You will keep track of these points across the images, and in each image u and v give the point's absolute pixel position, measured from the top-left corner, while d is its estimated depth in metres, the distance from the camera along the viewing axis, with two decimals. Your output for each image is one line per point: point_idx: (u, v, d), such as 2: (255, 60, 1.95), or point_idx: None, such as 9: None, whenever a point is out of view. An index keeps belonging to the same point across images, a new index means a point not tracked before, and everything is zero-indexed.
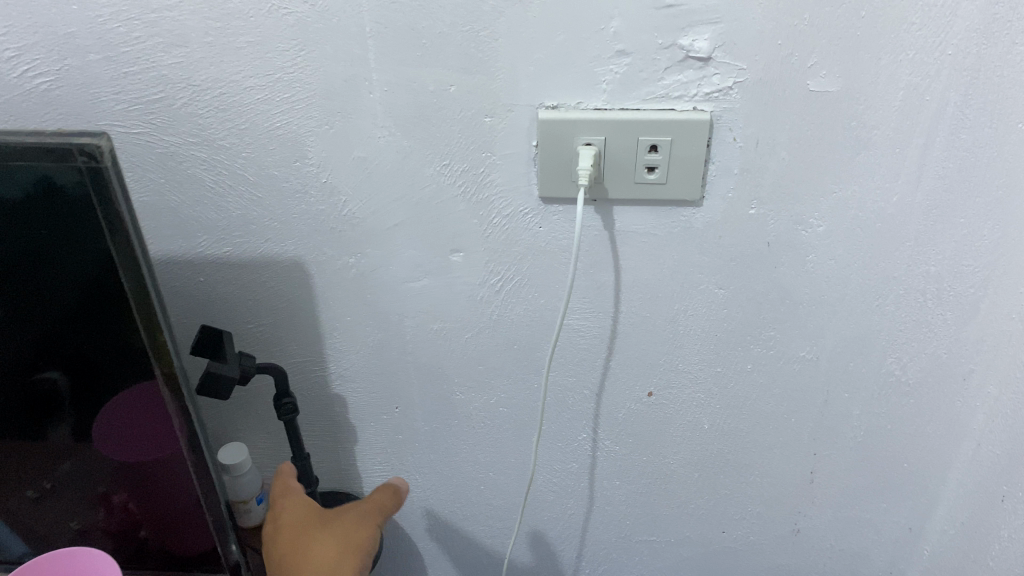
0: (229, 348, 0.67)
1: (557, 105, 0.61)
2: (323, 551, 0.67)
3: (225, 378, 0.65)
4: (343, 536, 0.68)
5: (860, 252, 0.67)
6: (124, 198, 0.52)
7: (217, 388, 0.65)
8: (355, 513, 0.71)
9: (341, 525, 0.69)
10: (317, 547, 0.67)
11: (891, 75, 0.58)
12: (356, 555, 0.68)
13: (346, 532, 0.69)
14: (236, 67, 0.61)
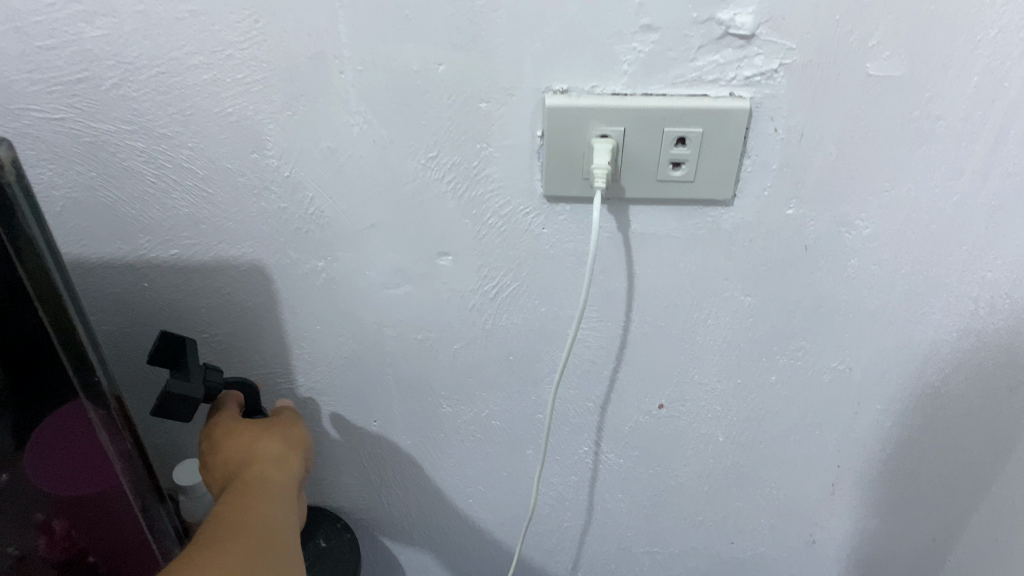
0: (191, 360, 0.55)
1: (567, 89, 0.51)
2: (271, 448, 0.56)
3: (186, 401, 0.54)
4: (287, 439, 0.58)
5: (909, 257, 0.58)
6: (38, 223, 0.44)
7: (177, 410, 0.54)
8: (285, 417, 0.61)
9: (278, 424, 0.59)
10: (266, 449, 0.56)
11: (966, 56, 0.49)
12: (301, 453, 0.58)
13: (289, 432, 0.59)
14: (176, 42, 0.50)
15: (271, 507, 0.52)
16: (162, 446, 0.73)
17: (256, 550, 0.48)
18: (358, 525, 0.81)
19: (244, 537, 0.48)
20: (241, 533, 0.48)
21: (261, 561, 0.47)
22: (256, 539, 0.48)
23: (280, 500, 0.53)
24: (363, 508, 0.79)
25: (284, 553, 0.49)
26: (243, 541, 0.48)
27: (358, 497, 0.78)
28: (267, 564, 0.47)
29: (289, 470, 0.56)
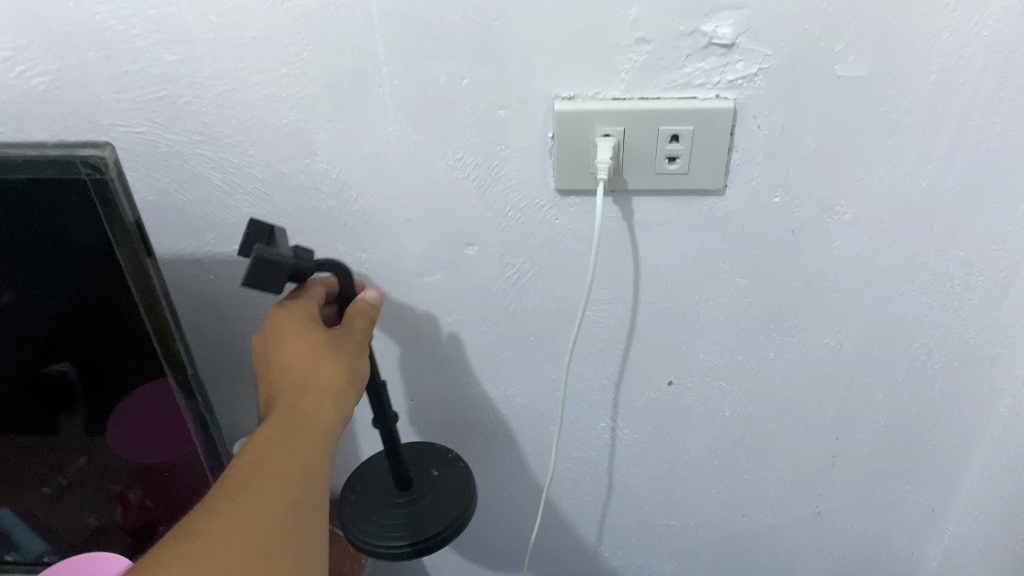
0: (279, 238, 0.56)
1: (573, 96, 0.59)
2: (325, 380, 0.54)
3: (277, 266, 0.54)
4: (345, 366, 0.55)
5: (887, 238, 0.65)
6: (133, 210, 0.53)
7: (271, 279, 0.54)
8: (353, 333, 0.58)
9: (336, 343, 0.56)
10: (320, 379, 0.54)
11: (923, 58, 0.56)
12: (355, 389, 0.56)
13: (350, 362, 0.56)
14: (240, 63, 0.59)
15: (311, 457, 0.50)
16: (224, 425, 0.82)
17: (290, 507, 0.47)
18: None
19: (284, 488, 0.47)
20: (283, 483, 0.47)
21: (291, 518, 0.46)
22: (294, 496, 0.48)
23: (319, 450, 0.51)
24: None
25: (313, 513, 0.49)
26: (278, 493, 0.47)
27: None
28: (296, 526, 0.47)
29: (335, 409, 0.54)
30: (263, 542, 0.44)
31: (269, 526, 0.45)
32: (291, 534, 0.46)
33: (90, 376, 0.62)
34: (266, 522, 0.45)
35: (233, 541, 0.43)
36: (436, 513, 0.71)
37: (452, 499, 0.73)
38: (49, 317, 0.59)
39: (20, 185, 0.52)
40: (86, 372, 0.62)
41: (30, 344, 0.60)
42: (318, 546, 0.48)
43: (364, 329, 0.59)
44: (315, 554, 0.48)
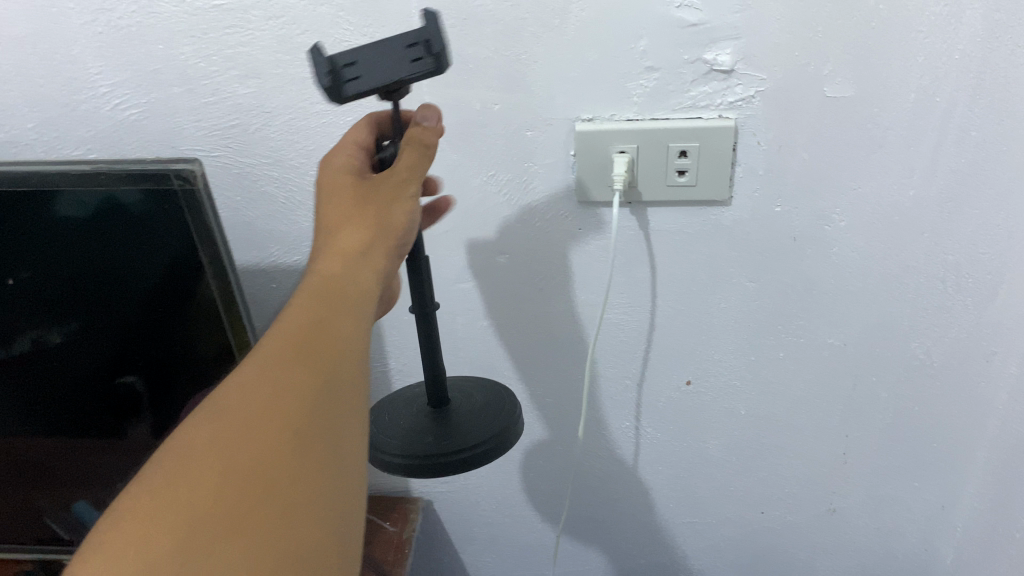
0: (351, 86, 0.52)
1: (592, 118, 0.67)
2: (354, 239, 0.52)
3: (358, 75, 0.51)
4: (380, 218, 0.52)
5: (880, 243, 0.71)
6: (214, 217, 0.67)
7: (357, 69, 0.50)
8: (395, 173, 0.53)
9: (377, 197, 0.53)
10: (350, 237, 0.52)
11: (902, 79, 0.63)
12: (389, 239, 0.53)
13: (386, 203, 0.53)
14: (304, 95, 0.68)
15: (340, 318, 0.48)
16: None
17: (314, 369, 0.44)
18: (439, 496, 0.97)
19: (304, 355, 0.45)
20: (302, 350, 0.45)
21: (316, 380, 0.44)
22: (317, 357, 0.45)
23: (353, 309, 0.49)
24: (443, 480, 0.95)
25: (348, 370, 0.46)
26: (297, 361, 0.45)
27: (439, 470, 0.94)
28: (323, 386, 0.44)
29: (373, 262, 0.52)
30: (281, 408, 0.42)
31: (289, 391, 0.43)
32: (316, 396, 0.43)
33: (154, 383, 0.76)
34: (283, 389, 0.43)
35: (260, 406, 0.42)
36: (468, 432, 0.66)
37: (488, 423, 0.67)
38: (131, 321, 0.73)
39: (108, 207, 0.67)
40: (150, 382, 0.76)
41: (109, 357, 0.75)
42: (357, 399, 0.46)
43: (414, 166, 0.53)
44: (357, 410, 0.46)
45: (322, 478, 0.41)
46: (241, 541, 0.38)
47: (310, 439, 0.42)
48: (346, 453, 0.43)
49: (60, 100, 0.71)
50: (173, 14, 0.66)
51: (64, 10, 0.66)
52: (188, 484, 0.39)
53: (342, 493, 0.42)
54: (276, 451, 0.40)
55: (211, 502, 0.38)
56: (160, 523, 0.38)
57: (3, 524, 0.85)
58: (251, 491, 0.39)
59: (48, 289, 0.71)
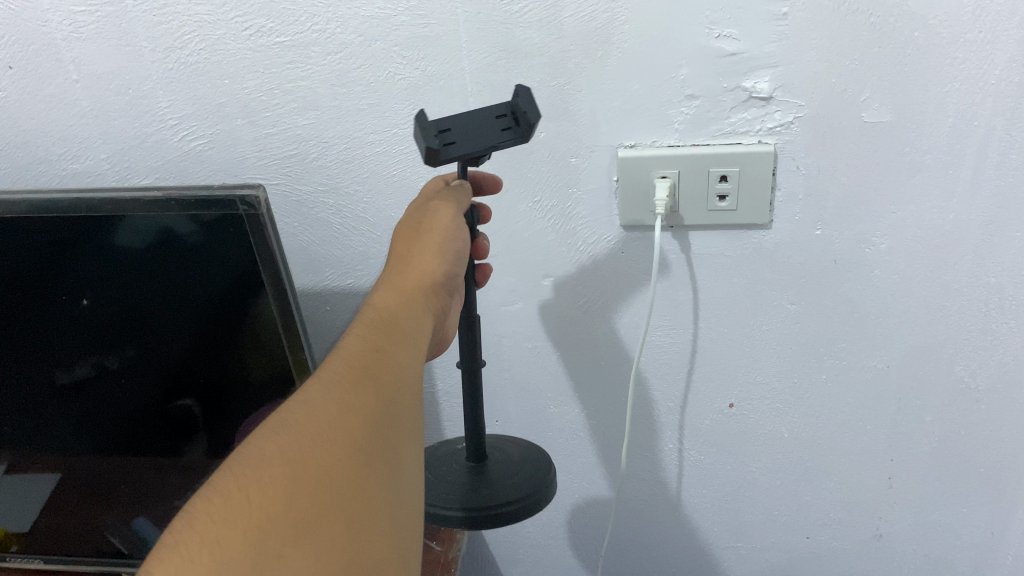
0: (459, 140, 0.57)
1: (634, 144, 0.69)
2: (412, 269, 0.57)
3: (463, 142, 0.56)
4: (433, 248, 0.58)
5: (922, 266, 0.72)
6: (277, 242, 0.70)
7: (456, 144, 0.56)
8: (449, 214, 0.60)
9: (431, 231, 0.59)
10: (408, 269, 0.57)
11: (939, 104, 0.64)
12: (441, 265, 0.58)
13: (439, 235, 0.59)
14: (359, 126, 0.72)
15: (398, 342, 0.52)
16: None
17: (377, 391, 0.48)
18: None
19: (368, 376, 0.48)
20: (365, 371, 0.49)
21: (380, 403, 0.47)
22: (379, 379, 0.49)
23: (410, 335, 0.53)
24: None
25: (407, 396, 0.50)
26: (362, 381, 0.48)
27: None
28: (386, 409, 0.48)
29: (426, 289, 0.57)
30: (349, 424, 0.45)
31: (356, 409, 0.46)
32: (380, 417, 0.47)
33: (210, 407, 0.80)
34: (349, 406, 0.46)
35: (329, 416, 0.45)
36: (501, 489, 0.67)
37: (524, 482, 0.68)
38: (193, 344, 0.77)
39: (174, 235, 0.71)
40: (206, 406, 0.80)
41: (169, 380, 0.79)
42: (416, 424, 0.49)
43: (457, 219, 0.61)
44: (415, 434, 0.49)
45: (385, 495, 0.44)
46: (315, 544, 0.41)
47: (375, 457, 0.45)
48: (405, 472, 0.47)
49: (131, 132, 0.75)
50: (238, 50, 0.70)
51: (138, 48, 0.71)
52: (263, 487, 0.42)
53: (403, 509, 0.45)
54: (345, 466, 0.44)
55: (284, 507, 0.41)
56: (235, 522, 0.40)
57: (60, 542, 0.87)
58: (323, 500, 0.42)
59: (117, 313, 0.76)
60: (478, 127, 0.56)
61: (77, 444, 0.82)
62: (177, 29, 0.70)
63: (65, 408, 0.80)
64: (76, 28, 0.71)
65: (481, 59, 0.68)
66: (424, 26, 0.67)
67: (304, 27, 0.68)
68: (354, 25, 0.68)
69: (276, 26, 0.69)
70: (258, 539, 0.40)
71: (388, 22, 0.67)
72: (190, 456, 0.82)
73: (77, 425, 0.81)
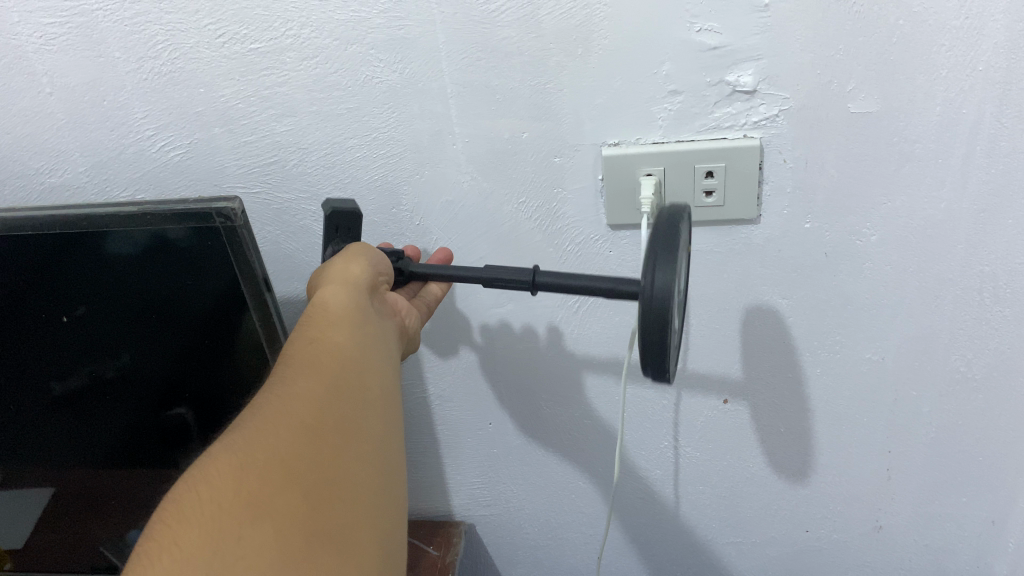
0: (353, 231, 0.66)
1: (618, 142, 0.68)
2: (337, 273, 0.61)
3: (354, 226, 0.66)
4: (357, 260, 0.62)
5: (914, 257, 0.71)
6: (255, 251, 0.69)
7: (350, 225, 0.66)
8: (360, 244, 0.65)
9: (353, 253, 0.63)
10: (337, 269, 0.61)
11: (927, 92, 0.63)
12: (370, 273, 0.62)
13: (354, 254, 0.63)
14: (339, 131, 0.71)
15: (335, 332, 0.56)
16: None
17: (318, 379, 0.52)
18: (482, 519, 0.99)
19: (309, 370, 0.52)
20: (306, 367, 0.53)
21: (321, 390, 0.51)
22: (321, 369, 0.53)
23: (350, 323, 0.57)
24: (485, 503, 0.97)
25: (355, 379, 0.54)
26: (303, 376, 0.52)
27: (481, 494, 0.96)
28: (332, 393, 0.52)
29: (361, 278, 0.60)
30: (295, 413, 0.49)
31: (299, 399, 0.50)
32: (321, 402, 0.51)
33: (203, 415, 0.80)
34: (291, 399, 0.50)
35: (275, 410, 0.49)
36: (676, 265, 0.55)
37: None
38: (179, 354, 0.77)
39: (151, 248, 0.70)
40: (199, 414, 0.80)
41: (157, 393, 0.78)
42: (366, 403, 0.53)
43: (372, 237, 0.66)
44: (367, 412, 0.53)
45: (340, 467, 0.48)
46: (272, 519, 0.44)
47: (323, 437, 0.49)
48: (361, 448, 0.50)
49: (109, 144, 0.74)
50: (212, 58, 0.69)
51: (110, 59, 0.70)
52: (214, 482, 0.45)
53: (361, 478, 0.49)
54: (294, 447, 0.47)
55: (236, 494, 0.44)
56: (190, 518, 0.43)
57: (56, 557, 0.88)
58: (275, 481, 0.45)
59: (99, 326, 0.75)
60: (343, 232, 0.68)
61: (67, 460, 0.80)
62: (149, 39, 0.68)
63: (50, 425, 0.78)
64: (46, 40, 0.69)
65: (459, 60, 0.66)
66: (401, 28, 0.65)
67: (278, 32, 0.67)
68: (329, 29, 0.66)
69: (250, 32, 0.67)
70: (214, 528, 0.43)
71: (363, 25, 0.66)
72: (183, 468, 0.82)
73: (64, 442, 0.79)
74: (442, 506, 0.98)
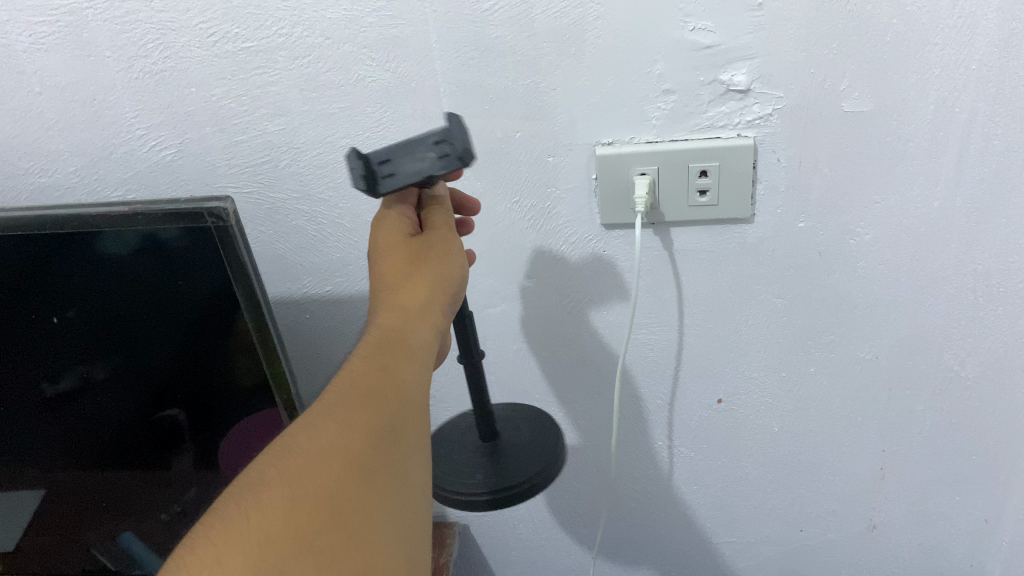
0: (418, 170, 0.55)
1: (612, 142, 0.68)
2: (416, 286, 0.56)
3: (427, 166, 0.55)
4: (438, 278, 0.57)
5: (906, 256, 0.71)
6: (247, 251, 0.69)
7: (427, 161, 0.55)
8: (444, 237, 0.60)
9: (434, 267, 0.57)
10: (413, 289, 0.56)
11: (921, 90, 0.63)
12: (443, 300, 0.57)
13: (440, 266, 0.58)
14: (331, 130, 0.71)
15: (401, 361, 0.52)
16: None
17: (381, 411, 0.48)
18: (477, 520, 0.98)
19: (371, 398, 0.49)
20: (368, 394, 0.49)
21: (381, 424, 0.48)
22: (383, 401, 0.49)
23: (414, 354, 0.53)
24: None
25: (409, 416, 0.50)
26: (364, 403, 0.48)
27: None
28: (389, 429, 0.48)
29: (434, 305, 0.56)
30: (352, 446, 0.46)
31: (360, 430, 0.47)
32: (382, 438, 0.47)
33: (197, 416, 0.79)
34: (352, 425, 0.47)
35: (336, 435, 0.46)
36: (513, 468, 0.72)
37: (532, 461, 0.72)
38: (173, 355, 0.76)
39: (144, 248, 0.70)
40: (192, 415, 0.79)
41: (150, 394, 0.77)
42: (419, 445, 0.50)
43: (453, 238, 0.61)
44: (418, 454, 0.50)
45: (388, 514, 0.45)
46: (319, 564, 0.41)
47: (379, 480, 0.46)
48: (409, 494, 0.48)
49: (99, 144, 0.74)
50: (204, 58, 0.68)
51: (101, 58, 0.69)
52: (263, 509, 0.42)
53: (406, 527, 0.46)
54: (349, 488, 0.44)
55: (285, 528, 0.41)
56: (237, 548, 0.40)
57: (49, 557, 0.87)
58: (322, 523, 0.42)
59: (94, 327, 0.74)
60: (414, 156, 0.55)
61: (61, 460, 0.80)
62: (140, 38, 0.68)
63: (43, 424, 0.78)
64: (36, 39, 0.69)
65: (452, 59, 0.66)
66: (393, 27, 0.65)
67: (270, 31, 0.66)
68: (321, 28, 0.66)
69: (241, 32, 0.67)
70: (260, 562, 0.40)
71: (356, 24, 0.65)
72: (177, 470, 0.81)
73: (58, 441, 0.79)
74: (436, 506, 0.98)
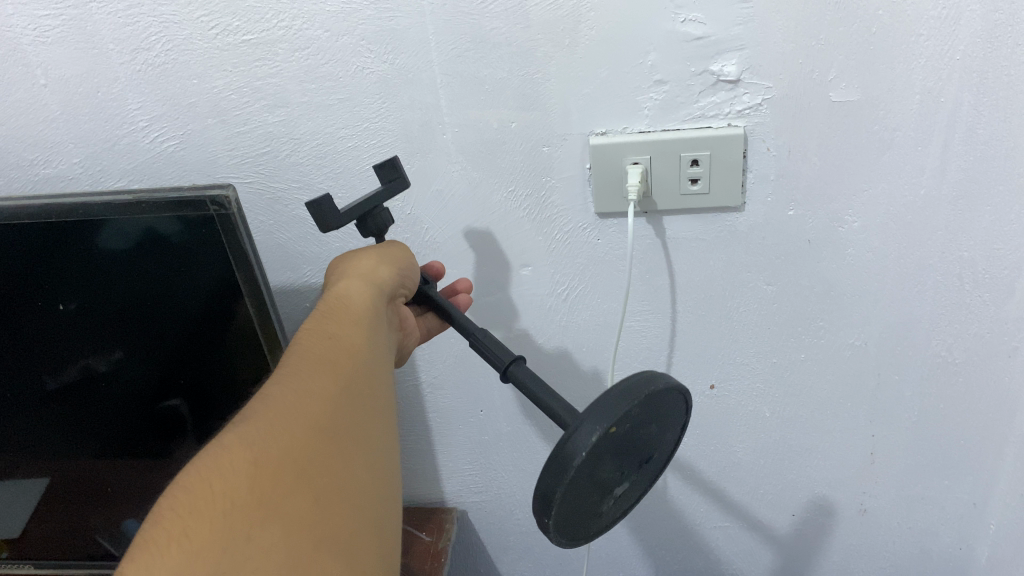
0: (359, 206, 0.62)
1: (605, 132, 0.70)
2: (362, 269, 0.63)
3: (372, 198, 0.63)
4: (386, 259, 0.64)
5: (894, 243, 0.72)
6: (249, 238, 0.70)
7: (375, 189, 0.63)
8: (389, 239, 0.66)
9: (385, 250, 0.64)
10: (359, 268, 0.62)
11: (906, 80, 0.64)
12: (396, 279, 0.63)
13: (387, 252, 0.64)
14: (330, 121, 0.72)
15: (354, 336, 0.58)
16: None
17: (336, 381, 0.54)
18: (475, 507, 1.00)
19: (324, 369, 0.55)
20: (323, 365, 0.55)
21: (337, 392, 0.54)
22: (338, 369, 0.55)
23: (366, 328, 0.59)
24: (477, 491, 0.98)
25: (365, 382, 0.56)
26: (319, 374, 0.54)
27: (473, 480, 0.97)
28: (344, 396, 0.54)
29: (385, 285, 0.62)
30: (309, 413, 0.52)
31: (315, 399, 0.53)
32: (338, 404, 0.53)
33: (198, 405, 0.80)
34: (308, 395, 0.53)
35: (294, 406, 0.52)
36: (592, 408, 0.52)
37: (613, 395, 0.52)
38: (173, 345, 0.77)
39: (147, 238, 0.71)
40: (193, 404, 0.80)
41: (151, 384, 0.79)
42: (375, 411, 0.56)
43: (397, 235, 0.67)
44: (375, 416, 0.56)
45: (347, 472, 0.51)
46: (283, 519, 0.46)
47: (337, 442, 0.51)
48: (365, 453, 0.53)
49: (103, 136, 0.75)
50: (205, 50, 0.70)
51: (104, 51, 0.71)
52: (229, 473, 0.47)
53: (365, 484, 0.52)
54: (309, 450, 0.50)
55: (250, 491, 0.46)
56: (204, 509, 0.45)
57: (54, 546, 0.89)
58: (288, 482, 0.47)
59: (96, 316, 0.75)
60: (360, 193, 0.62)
61: (64, 450, 0.81)
62: (143, 31, 0.69)
63: (48, 412, 0.79)
64: (40, 32, 0.70)
65: (448, 50, 0.68)
66: (391, 20, 0.67)
67: (270, 24, 0.68)
68: (320, 20, 0.67)
69: (242, 24, 0.68)
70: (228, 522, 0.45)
71: (354, 16, 0.67)
72: (178, 459, 0.83)
73: (62, 431, 0.81)
74: (434, 493, 1.00)
